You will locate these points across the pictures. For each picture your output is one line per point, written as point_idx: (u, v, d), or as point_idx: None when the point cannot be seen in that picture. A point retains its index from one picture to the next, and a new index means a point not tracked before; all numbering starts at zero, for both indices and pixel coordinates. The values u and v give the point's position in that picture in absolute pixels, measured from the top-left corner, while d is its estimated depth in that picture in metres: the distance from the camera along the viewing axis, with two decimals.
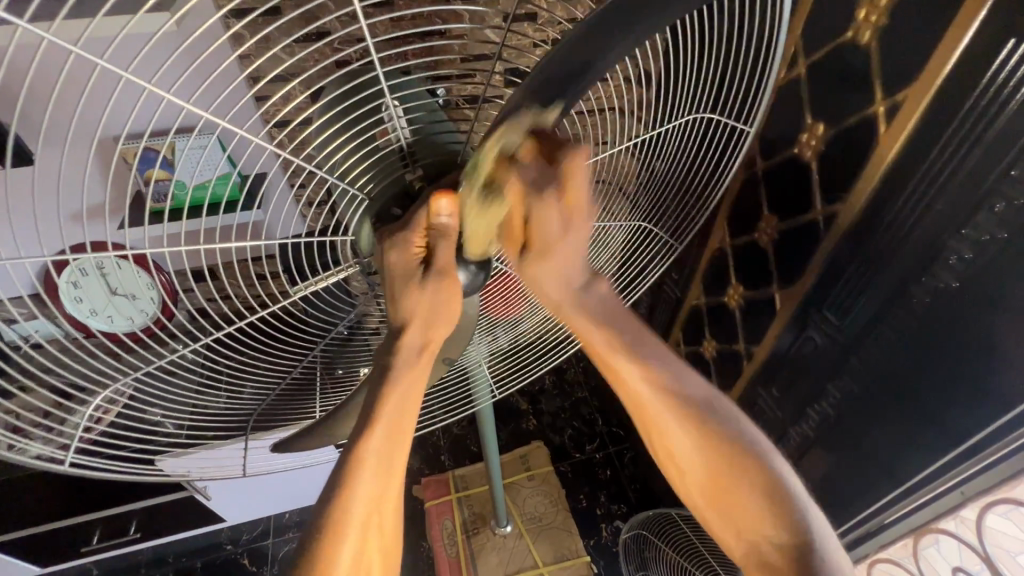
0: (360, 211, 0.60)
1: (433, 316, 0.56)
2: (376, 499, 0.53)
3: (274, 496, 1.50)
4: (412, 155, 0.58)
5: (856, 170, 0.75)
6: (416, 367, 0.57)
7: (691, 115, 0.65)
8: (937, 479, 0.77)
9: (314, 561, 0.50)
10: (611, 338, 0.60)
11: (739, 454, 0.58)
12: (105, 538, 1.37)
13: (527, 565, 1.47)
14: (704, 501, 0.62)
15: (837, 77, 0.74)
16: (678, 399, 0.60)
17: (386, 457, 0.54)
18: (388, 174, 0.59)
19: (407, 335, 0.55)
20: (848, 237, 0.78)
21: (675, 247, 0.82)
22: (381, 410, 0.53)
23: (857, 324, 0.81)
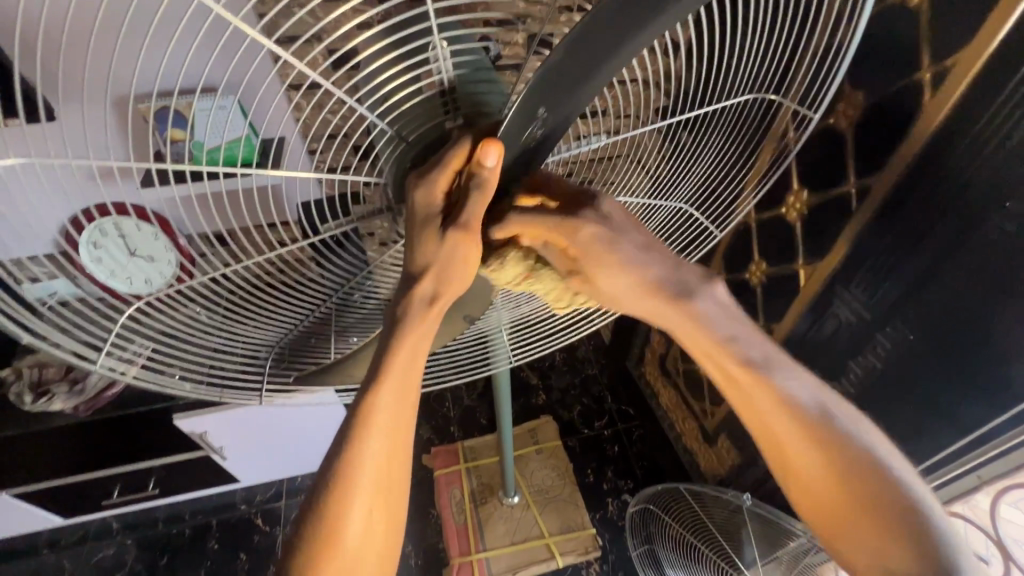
0: (397, 152, 0.59)
1: (453, 269, 0.53)
2: (386, 454, 0.53)
3: (287, 459, 1.53)
4: (455, 103, 0.57)
5: (893, 143, 0.73)
6: (427, 318, 0.53)
7: (746, 96, 0.62)
8: (957, 460, 0.77)
9: (326, 512, 0.51)
10: (727, 351, 0.54)
11: (859, 458, 0.54)
12: (125, 493, 1.41)
13: (534, 534, 1.50)
14: (821, 509, 0.57)
15: (881, 45, 0.72)
16: (794, 400, 0.55)
17: (396, 412, 0.53)
18: (429, 120, 0.58)
19: (422, 284, 0.53)
20: (881, 212, 0.76)
21: (715, 234, 0.80)
22: (391, 362, 0.53)
23: (884, 302, 0.80)
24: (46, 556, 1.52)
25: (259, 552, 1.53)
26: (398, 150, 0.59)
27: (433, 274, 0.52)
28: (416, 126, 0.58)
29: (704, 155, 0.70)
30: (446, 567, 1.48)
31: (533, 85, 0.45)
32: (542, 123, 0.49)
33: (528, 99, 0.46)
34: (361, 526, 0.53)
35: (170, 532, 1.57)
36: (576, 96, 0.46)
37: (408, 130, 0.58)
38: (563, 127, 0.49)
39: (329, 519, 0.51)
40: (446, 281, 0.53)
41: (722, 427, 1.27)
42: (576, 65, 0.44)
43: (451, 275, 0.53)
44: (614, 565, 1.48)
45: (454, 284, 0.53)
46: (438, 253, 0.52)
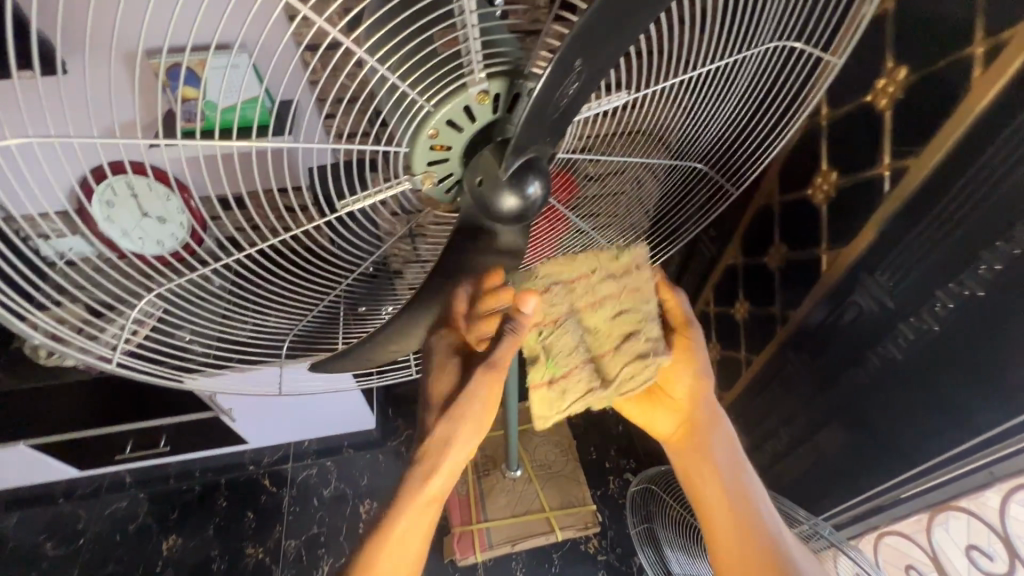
0: (415, 120, 0.51)
1: (474, 403, 0.64)
2: (426, 514, 0.65)
3: (295, 423, 1.55)
4: (479, 62, 0.48)
5: (935, 124, 0.69)
6: (459, 436, 0.65)
7: (775, 44, 0.58)
8: (969, 457, 0.76)
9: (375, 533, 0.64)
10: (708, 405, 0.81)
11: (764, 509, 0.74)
12: (138, 448, 1.45)
13: (534, 508, 1.52)
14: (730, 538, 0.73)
15: (929, 15, 0.67)
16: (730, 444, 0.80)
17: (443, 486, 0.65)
18: (449, 83, 0.49)
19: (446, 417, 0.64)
20: (914, 197, 0.73)
21: (731, 193, 0.78)
22: (436, 455, 0.64)
23: (908, 291, 0.76)
24: (61, 505, 1.58)
25: (266, 511, 1.57)
26: (414, 119, 0.51)
27: (455, 409, 0.64)
28: (433, 89, 0.49)
29: (727, 112, 0.66)
30: (448, 535, 1.50)
31: (572, 40, 0.41)
32: (580, 76, 0.45)
33: (566, 54, 0.42)
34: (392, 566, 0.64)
35: (180, 488, 1.61)
36: (614, 43, 0.43)
37: (425, 95, 0.49)
38: (596, 77, 0.46)
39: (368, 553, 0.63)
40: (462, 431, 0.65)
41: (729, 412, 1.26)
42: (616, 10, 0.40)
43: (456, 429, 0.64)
44: (613, 541, 1.51)
45: (473, 415, 0.64)
46: (467, 395, 0.63)
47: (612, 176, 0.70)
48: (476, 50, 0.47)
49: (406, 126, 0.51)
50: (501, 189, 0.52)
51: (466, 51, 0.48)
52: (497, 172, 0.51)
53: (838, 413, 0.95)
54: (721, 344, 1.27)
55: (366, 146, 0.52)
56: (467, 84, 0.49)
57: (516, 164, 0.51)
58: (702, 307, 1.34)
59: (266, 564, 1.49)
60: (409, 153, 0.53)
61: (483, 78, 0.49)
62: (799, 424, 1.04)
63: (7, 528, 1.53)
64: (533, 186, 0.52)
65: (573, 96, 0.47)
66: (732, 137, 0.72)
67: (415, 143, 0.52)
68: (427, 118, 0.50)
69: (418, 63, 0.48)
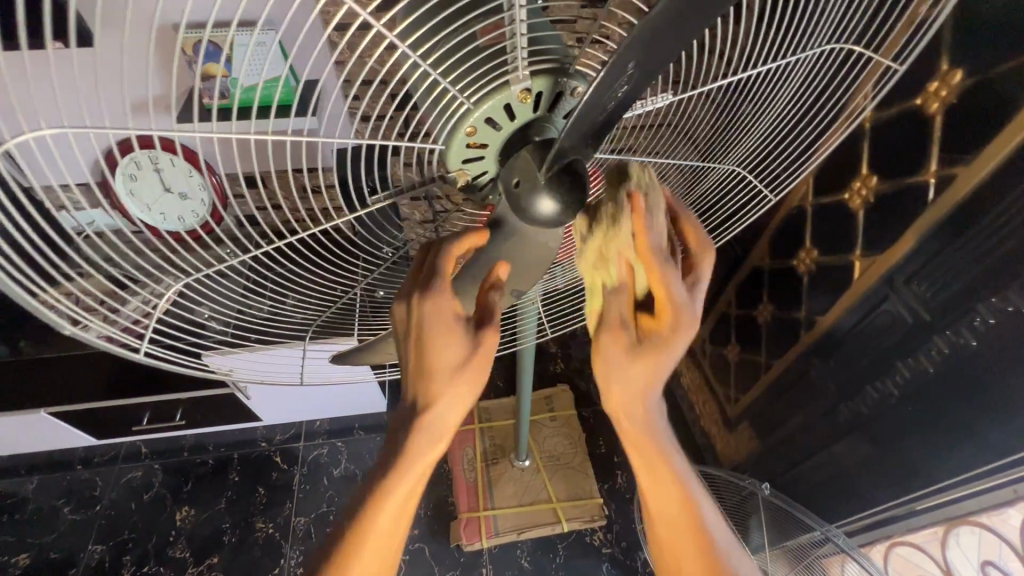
0: (455, 116, 0.49)
1: (459, 384, 0.55)
2: (413, 489, 0.56)
3: (309, 404, 1.57)
4: (524, 60, 0.46)
5: (988, 131, 0.66)
6: (440, 440, 0.57)
7: (836, 47, 0.55)
8: (997, 474, 0.74)
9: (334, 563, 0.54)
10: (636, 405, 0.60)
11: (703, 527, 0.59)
12: (154, 421, 1.47)
13: (542, 497, 1.53)
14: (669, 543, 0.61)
15: (988, 17, 0.65)
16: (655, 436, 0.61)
17: (432, 459, 0.56)
18: (492, 79, 0.47)
19: (432, 410, 0.55)
20: (960, 206, 0.71)
21: (767, 199, 0.75)
22: (421, 428, 0.55)
23: (944, 303, 0.74)
24: (80, 472, 1.61)
25: (277, 487, 1.59)
26: (454, 115, 0.49)
27: (445, 397, 0.55)
28: (475, 85, 0.47)
29: (770, 115, 0.64)
30: (454, 521, 1.52)
31: (631, 43, 0.41)
32: (630, 79, 0.45)
33: (624, 56, 0.42)
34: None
35: (194, 460, 1.64)
36: (673, 45, 0.42)
37: (466, 92, 0.47)
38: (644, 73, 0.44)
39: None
40: (455, 394, 0.56)
41: (745, 414, 1.25)
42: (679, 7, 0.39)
43: (462, 388, 0.56)
44: (618, 535, 1.52)
45: (463, 393, 0.56)
46: (464, 353, 0.55)
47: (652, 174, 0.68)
48: (523, 47, 0.45)
49: (443, 122, 0.50)
50: (537, 194, 0.50)
51: (511, 48, 0.46)
52: (531, 173, 0.50)
53: (859, 422, 0.93)
54: (741, 346, 1.25)
55: (401, 142, 0.50)
56: (510, 82, 0.47)
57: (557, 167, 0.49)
58: (723, 307, 1.32)
59: (275, 540, 1.51)
60: (445, 151, 0.51)
61: (526, 76, 0.47)
62: (818, 431, 1.03)
63: (26, 491, 1.57)
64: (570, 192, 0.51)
65: (621, 98, 0.46)
66: (773, 140, 0.69)
67: (452, 141, 0.50)
68: (467, 116, 0.48)
69: (459, 58, 0.46)
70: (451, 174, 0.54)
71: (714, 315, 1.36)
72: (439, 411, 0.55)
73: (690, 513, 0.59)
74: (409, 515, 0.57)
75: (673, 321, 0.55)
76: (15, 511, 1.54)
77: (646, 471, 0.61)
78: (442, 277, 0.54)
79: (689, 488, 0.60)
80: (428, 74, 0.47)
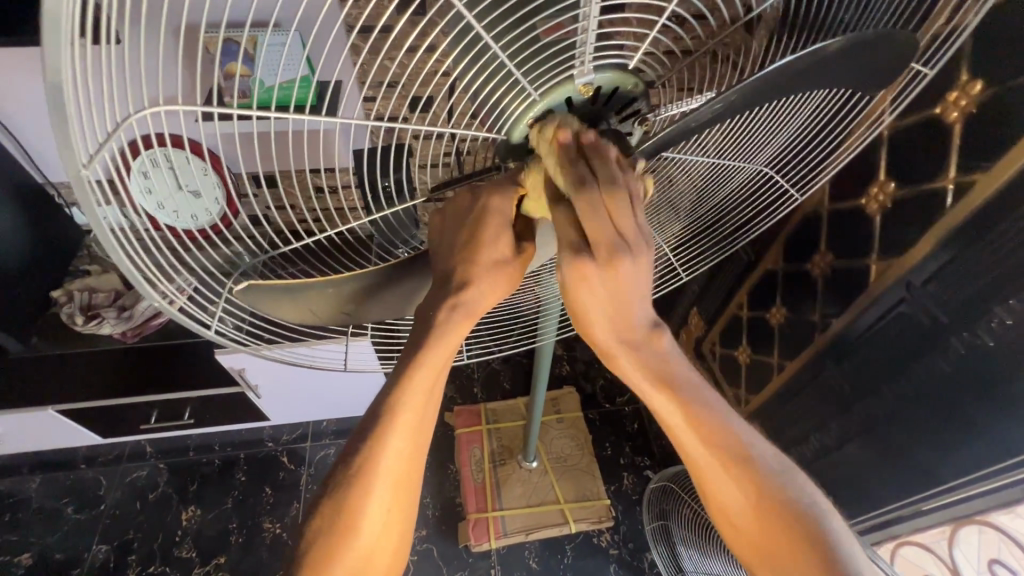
0: (523, 107, 0.51)
1: (497, 279, 0.56)
2: (407, 455, 0.57)
3: (318, 405, 1.57)
4: (591, 54, 0.48)
5: (1004, 141, 0.69)
6: (463, 326, 0.55)
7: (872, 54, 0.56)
8: (1006, 473, 0.76)
9: (342, 507, 0.55)
10: (662, 387, 0.54)
11: (770, 486, 0.54)
12: (162, 420, 1.46)
13: (549, 498, 1.54)
14: (742, 517, 0.54)
15: (1007, 32, 0.68)
16: (684, 397, 0.54)
17: (418, 417, 0.57)
18: (557, 72, 0.50)
19: (467, 293, 0.54)
20: (980, 211, 0.73)
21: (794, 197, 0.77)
22: (431, 362, 0.55)
23: (958, 306, 0.77)
24: (83, 471, 1.60)
25: (283, 487, 1.59)
26: (520, 105, 0.51)
27: (485, 282, 0.55)
28: (542, 78, 0.50)
29: (800, 117, 0.65)
30: (462, 522, 1.52)
31: (746, 83, 0.45)
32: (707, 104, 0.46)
33: (728, 96, 0.45)
34: (362, 556, 0.55)
35: (199, 460, 1.63)
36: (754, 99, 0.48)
37: (532, 84, 0.50)
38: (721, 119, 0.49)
39: (321, 553, 0.54)
40: (490, 284, 0.55)
41: (755, 415, 1.27)
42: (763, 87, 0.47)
43: (496, 284, 0.56)
44: (625, 536, 1.53)
45: (496, 294, 0.57)
46: (499, 259, 0.55)
47: (689, 173, 0.69)
48: (593, 41, 0.47)
49: (506, 112, 0.52)
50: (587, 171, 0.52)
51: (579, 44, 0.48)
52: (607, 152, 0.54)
53: (871, 423, 0.95)
54: (752, 348, 1.28)
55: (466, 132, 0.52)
56: (575, 76, 0.50)
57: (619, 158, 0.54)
58: (733, 310, 1.35)
59: (282, 540, 1.51)
60: (506, 139, 0.54)
61: (590, 70, 0.50)
62: (830, 431, 1.05)
63: (29, 490, 1.56)
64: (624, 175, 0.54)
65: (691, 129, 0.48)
66: (802, 142, 0.71)
67: (513, 131, 0.53)
68: (530, 107, 0.52)
69: (529, 52, 0.49)
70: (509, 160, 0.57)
71: (724, 317, 1.39)
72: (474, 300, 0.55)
73: (718, 455, 0.54)
74: (404, 484, 0.57)
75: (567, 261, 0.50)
76: (17, 512, 1.52)
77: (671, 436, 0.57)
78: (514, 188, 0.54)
79: (716, 425, 0.55)
80: (499, 68, 0.49)
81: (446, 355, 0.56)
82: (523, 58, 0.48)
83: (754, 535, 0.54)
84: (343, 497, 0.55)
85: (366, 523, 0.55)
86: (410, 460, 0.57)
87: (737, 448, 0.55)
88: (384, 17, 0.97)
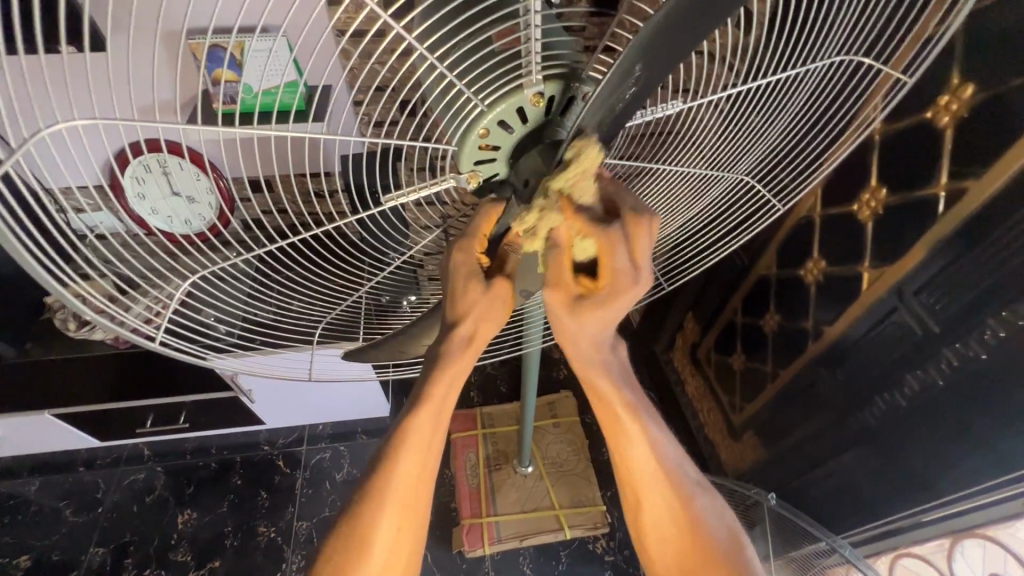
0: (469, 119, 0.48)
1: (482, 310, 0.58)
2: (416, 474, 0.57)
3: (312, 409, 1.57)
4: (537, 64, 0.46)
5: (999, 147, 0.67)
6: (466, 354, 0.58)
7: (847, 54, 0.53)
8: (1004, 488, 0.74)
9: (358, 522, 0.56)
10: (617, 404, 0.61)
11: (697, 511, 0.61)
12: (157, 424, 1.46)
13: (544, 504, 1.53)
14: (672, 537, 0.61)
15: (999, 34, 0.65)
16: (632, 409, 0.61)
17: (430, 435, 0.58)
18: (505, 82, 0.47)
19: (460, 329, 0.58)
20: (975, 218, 0.71)
21: (776, 208, 0.74)
22: (432, 390, 0.57)
23: (951, 316, 0.75)
24: (82, 473, 1.62)
25: (279, 491, 1.59)
26: (466, 117, 0.48)
27: (472, 317, 0.58)
28: (487, 88, 0.47)
29: (779, 125, 0.62)
30: (456, 527, 1.51)
31: (642, 40, 0.40)
32: (638, 82, 0.43)
33: (631, 53, 0.41)
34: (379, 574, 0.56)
35: (196, 463, 1.64)
36: (683, 50, 0.41)
37: (478, 94, 0.47)
38: (657, 83, 0.44)
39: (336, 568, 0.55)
40: (479, 320, 0.58)
41: (751, 423, 1.25)
42: (671, 37, 0.40)
43: (480, 318, 0.58)
44: (620, 543, 1.51)
45: (487, 325, 0.59)
46: (478, 296, 0.57)
47: (665, 181, 0.66)
48: (537, 51, 0.45)
49: (455, 124, 0.49)
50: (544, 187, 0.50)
51: (525, 52, 0.45)
52: (542, 175, 0.50)
53: (866, 434, 0.93)
54: (746, 354, 1.25)
55: (411, 142, 0.48)
56: (523, 86, 0.47)
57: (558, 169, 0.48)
58: (728, 316, 1.32)
59: (277, 544, 1.51)
60: (457, 153, 0.51)
61: (539, 80, 0.47)
62: (825, 441, 1.03)
63: (29, 491, 1.58)
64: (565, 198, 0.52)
65: (629, 101, 0.45)
66: (783, 149, 0.68)
67: (464, 143, 0.50)
68: (480, 118, 0.48)
69: (473, 63, 0.46)
70: (463, 177, 0.53)
71: (719, 323, 1.36)
72: (467, 332, 0.58)
73: (657, 471, 0.61)
74: (414, 505, 0.57)
75: (614, 287, 0.53)
76: (17, 513, 1.54)
77: (614, 441, 0.62)
78: (473, 236, 0.56)
79: (659, 443, 0.62)
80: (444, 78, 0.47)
81: (446, 388, 0.58)
82: (467, 69, 0.46)
83: (677, 548, 0.61)
84: (362, 514, 0.56)
85: (378, 537, 0.56)
86: (422, 480, 0.58)
87: (671, 470, 0.61)
88: (368, 23, 0.95)
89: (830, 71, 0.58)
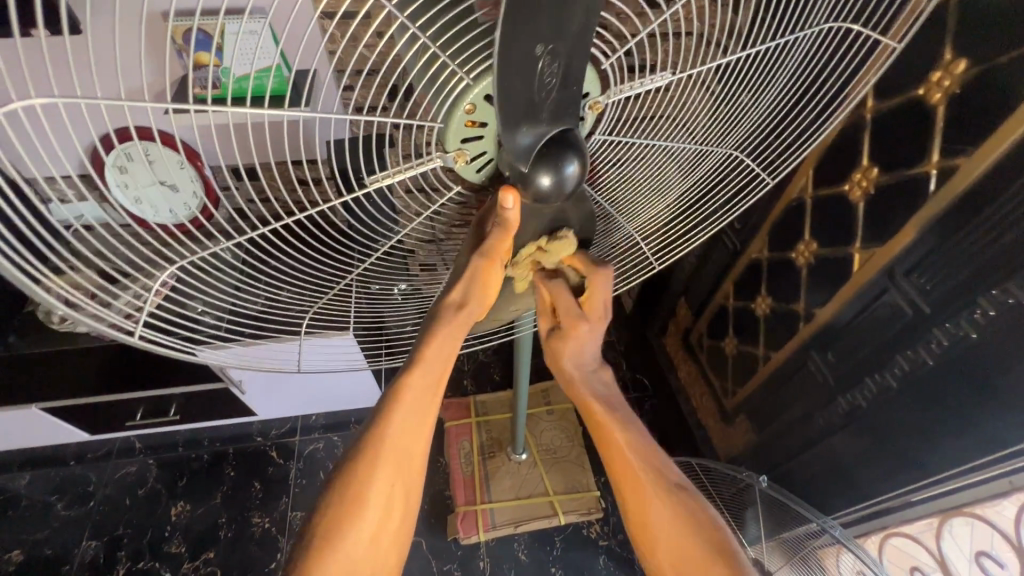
0: (454, 94, 0.46)
1: (479, 282, 0.56)
2: (409, 433, 0.53)
3: (304, 399, 1.56)
4: None
5: (990, 123, 0.66)
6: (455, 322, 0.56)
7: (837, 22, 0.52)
8: (993, 464, 0.74)
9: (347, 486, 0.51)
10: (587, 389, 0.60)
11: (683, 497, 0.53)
12: (148, 416, 1.45)
13: (539, 491, 1.53)
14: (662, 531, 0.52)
15: (993, 7, 0.65)
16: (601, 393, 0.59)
17: (417, 397, 0.54)
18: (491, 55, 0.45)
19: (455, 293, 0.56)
20: (965, 196, 0.70)
21: (765, 181, 0.73)
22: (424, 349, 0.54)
23: (942, 295, 0.75)
24: (73, 467, 1.60)
25: (272, 482, 1.59)
26: (452, 93, 0.47)
27: (464, 282, 0.56)
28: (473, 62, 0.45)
29: (768, 96, 0.61)
30: (450, 515, 1.52)
31: (505, 55, 0.38)
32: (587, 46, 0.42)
33: (509, 67, 0.39)
34: (365, 553, 0.51)
35: (188, 456, 1.63)
36: (560, 24, 0.39)
37: (463, 67, 0.45)
38: (576, 54, 0.42)
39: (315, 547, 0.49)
40: (472, 287, 0.56)
41: (742, 407, 1.25)
42: (537, 28, 0.38)
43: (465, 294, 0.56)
44: (614, 527, 1.52)
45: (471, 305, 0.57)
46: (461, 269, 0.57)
47: (654, 156, 0.65)
48: None
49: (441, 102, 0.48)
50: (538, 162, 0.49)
51: None
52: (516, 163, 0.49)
53: (857, 414, 0.93)
54: (738, 338, 1.25)
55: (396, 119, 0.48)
56: None
57: (537, 145, 0.48)
58: (720, 300, 1.32)
59: (272, 534, 1.51)
60: (443, 130, 0.49)
61: None
62: (815, 423, 1.04)
63: (19, 486, 1.56)
64: (571, 167, 0.50)
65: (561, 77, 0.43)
66: (771, 122, 0.67)
67: (449, 120, 0.48)
68: (467, 92, 0.46)
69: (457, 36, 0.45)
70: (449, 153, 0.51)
71: (711, 308, 1.36)
72: (461, 297, 0.56)
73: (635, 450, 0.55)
74: (408, 471, 0.53)
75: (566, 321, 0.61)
76: (7, 508, 1.53)
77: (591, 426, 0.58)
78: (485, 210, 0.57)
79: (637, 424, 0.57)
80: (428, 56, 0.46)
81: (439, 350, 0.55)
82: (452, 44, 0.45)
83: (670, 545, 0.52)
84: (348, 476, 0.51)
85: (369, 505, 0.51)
86: (415, 443, 0.53)
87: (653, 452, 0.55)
88: (353, 3, 0.92)
89: (815, 40, 0.58)
